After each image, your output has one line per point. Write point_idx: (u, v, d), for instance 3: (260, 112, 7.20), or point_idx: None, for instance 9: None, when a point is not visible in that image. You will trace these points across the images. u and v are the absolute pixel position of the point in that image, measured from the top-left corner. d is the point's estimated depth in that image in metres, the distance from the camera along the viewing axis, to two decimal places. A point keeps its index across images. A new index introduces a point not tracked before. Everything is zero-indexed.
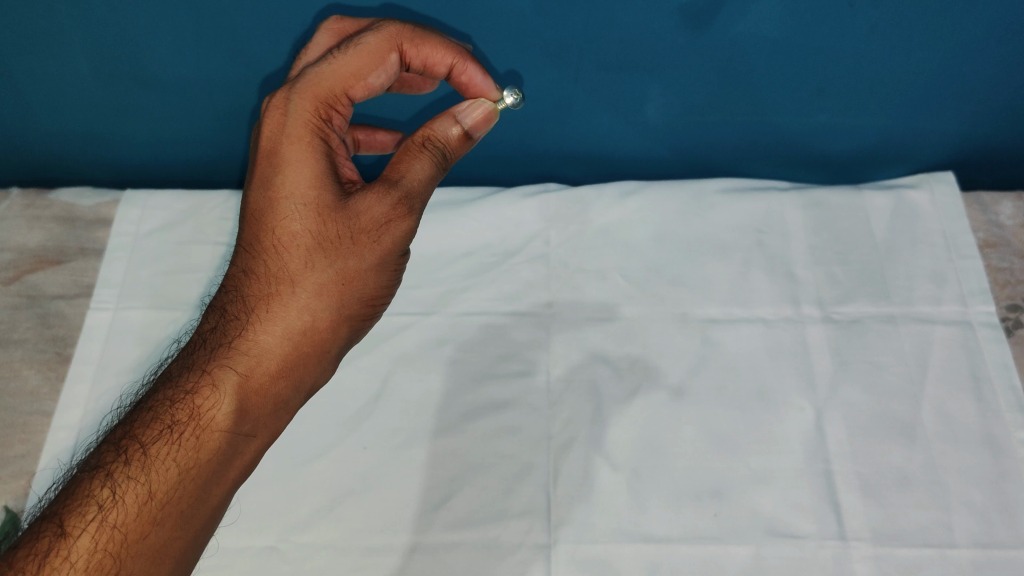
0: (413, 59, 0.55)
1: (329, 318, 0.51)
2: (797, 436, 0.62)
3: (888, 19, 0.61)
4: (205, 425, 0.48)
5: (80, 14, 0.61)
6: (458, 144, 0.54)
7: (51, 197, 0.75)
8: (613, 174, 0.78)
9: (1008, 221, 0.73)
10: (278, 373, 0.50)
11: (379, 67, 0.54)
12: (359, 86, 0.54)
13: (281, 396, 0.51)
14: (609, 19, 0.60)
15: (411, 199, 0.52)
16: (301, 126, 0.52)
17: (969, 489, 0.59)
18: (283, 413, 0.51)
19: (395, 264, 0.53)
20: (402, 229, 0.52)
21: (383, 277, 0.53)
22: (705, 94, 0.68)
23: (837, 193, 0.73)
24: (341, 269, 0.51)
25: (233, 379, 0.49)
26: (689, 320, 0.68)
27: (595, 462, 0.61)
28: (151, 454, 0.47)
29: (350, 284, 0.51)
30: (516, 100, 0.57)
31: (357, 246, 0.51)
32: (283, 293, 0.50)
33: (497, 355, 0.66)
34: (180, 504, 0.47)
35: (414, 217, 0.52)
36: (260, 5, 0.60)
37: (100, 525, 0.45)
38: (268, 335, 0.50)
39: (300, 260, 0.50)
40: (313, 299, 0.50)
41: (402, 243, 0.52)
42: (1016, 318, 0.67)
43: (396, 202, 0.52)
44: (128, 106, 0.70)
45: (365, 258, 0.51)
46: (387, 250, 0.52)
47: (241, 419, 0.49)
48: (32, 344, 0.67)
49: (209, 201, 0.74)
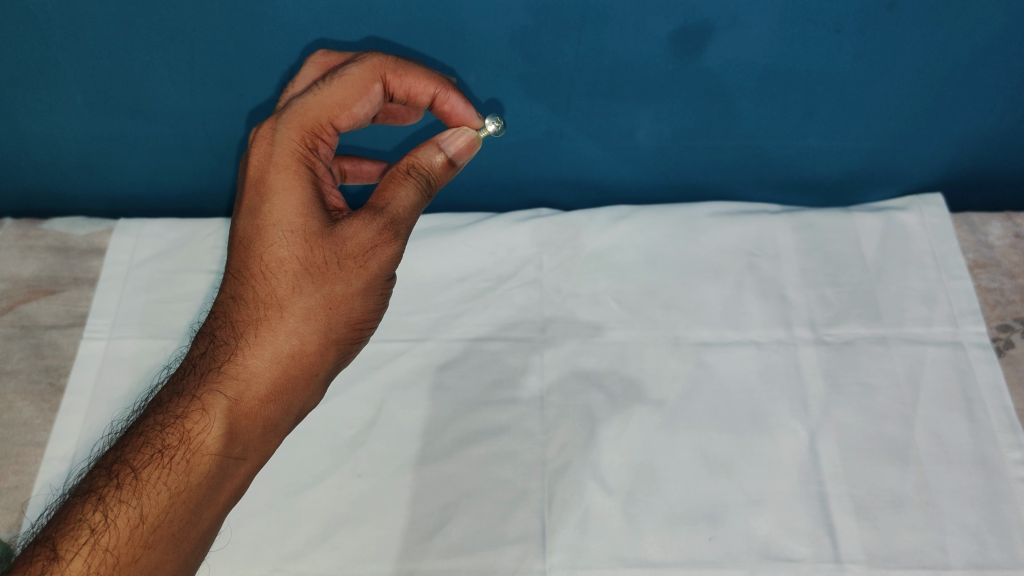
0: (397, 90, 0.56)
1: (317, 341, 0.51)
2: (791, 458, 0.62)
3: (873, 46, 0.61)
4: (195, 449, 0.48)
5: (72, 46, 0.61)
6: (442, 171, 0.55)
7: (45, 227, 0.75)
8: (606, 199, 0.79)
9: (997, 241, 0.73)
10: (267, 398, 0.50)
11: (363, 98, 0.54)
12: (344, 116, 0.54)
13: (270, 418, 0.50)
14: (600, 47, 0.61)
15: (397, 225, 0.52)
16: (288, 154, 0.52)
17: (963, 510, 0.60)
18: (273, 435, 0.51)
19: (383, 287, 0.53)
20: (389, 253, 0.52)
21: (372, 301, 0.53)
22: (696, 119, 0.68)
23: (827, 216, 0.74)
24: (328, 294, 0.51)
25: (223, 404, 0.49)
26: (682, 343, 0.68)
27: (589, 486, 0.61)
28: (143, 478, 0.47)
29: (337, 308, 0.51)
30: (497, 128, 0.57)
31: (344, 271, 0.51)
32: (271, 318, 0.50)
33: (491, 381, 0.66)
34: (171, 527, 0.47)
35: (400, 241, 0.52)
36: (252, 37, 0.60)
37: (92, 549, 0.46)
38: (255, 360, 0.50)
39: (288, 285, 0.50)
40: (300, 323, 0.50)
41: (389, 268, 0.52)
42: (1007, 338, 0.68)
43: (382, 227, 0.52)
44: (122, 136, 0.70)
45: (352, 282, 0.51)
46: (374, 273, 0.52)
47: (230, 443, 0.49)
48: (26, 375, 0.67)
49: (201, 230, 0.74)
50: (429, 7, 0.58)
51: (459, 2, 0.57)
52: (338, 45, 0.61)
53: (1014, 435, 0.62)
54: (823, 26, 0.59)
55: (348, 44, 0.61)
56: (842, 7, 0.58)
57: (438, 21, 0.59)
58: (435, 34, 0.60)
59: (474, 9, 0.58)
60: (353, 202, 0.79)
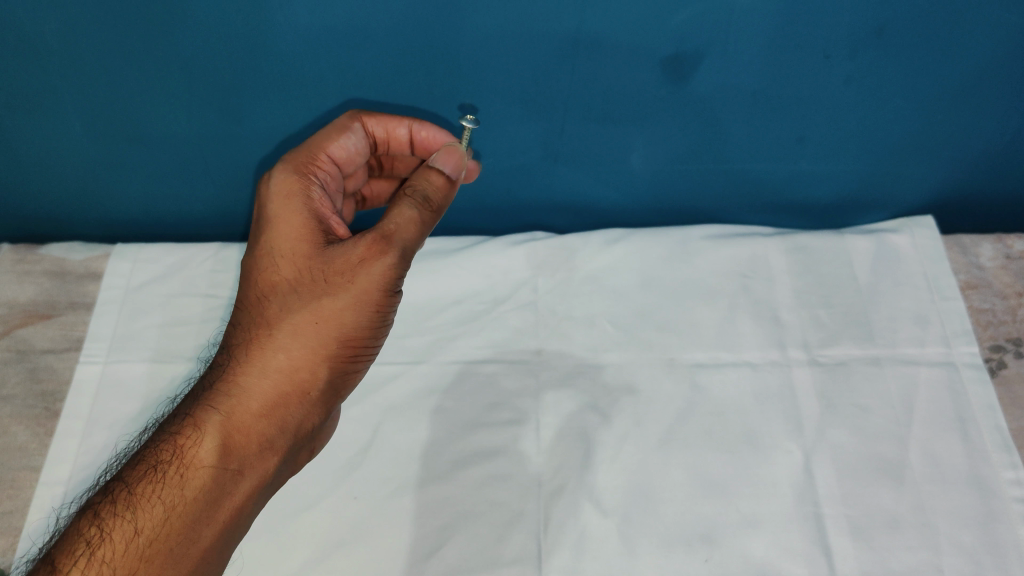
0: (375, 128, 0.60)
1: (307, 355, 0.51)
2: (787, 478, 0.62)
3: (863, 71, 0.62)
4: (188, 463, 0.48)
5: (72, 72, 0.62)
6: (440, 189, 0.55)
7: (42, 252, 0.75)
8: (600, 222, 0.79)
9: (988, 262, 0.74)
10: (260, 414, 0.50)
11: (343, 131, 0.58)
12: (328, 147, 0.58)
13: (265, 434, 0.50)
14: (593, 74, 0.62)
15: (389, 239, 0.51)
16: (283, 180, 0.54)
17: (958, 530, 0.60)
18: (270, 453, 0.50)
19: (381, 303, 0.52)
20: (381, 268, 0.51)
21: (366, 316, 0.52)
22: (687, 144, 0.69)
23: (819, 238, 0.74)
24: (315, 308, 0.51)
25: (216, 420, 0.50)
26: (677, 364, 0.68)
27: (584, 508, 0.61)
28: (138, 494, 0.48)
29: (328, 323, 0.51)
30: (471, 120, 0.57)
31: (331, 286, 0.51)
32: (263, 336, 0.51)
33: (486, 404, 0.66)
34: (168, 542, 0.47)
35: (394, 255, 0.51)
36: (249, 65, 0.61)
37: (89, 561, 0.46)
38: (248, 377, 0.50)
39: (278, 304, 0.51)
40: (289, 339, 0.51)
41: (383, 282, 0.51)
42: (1000, 358, 0.68)
43: (372, 242, 0.51)
44: (120, 163, 0.70)
45: (340, 296, 0.50)
46: (365, 288, 0.51)
47: (224, 458, 0.49)
48: (21, 399, 0.67)
49: (198, 255, 0.75)
50: (426, 35, 0.58)
51: (455, 30, 0.58)
52: (335, 72, 0.62)
53: (1008, 455, 0.63)
54: (812, 52, 0.60)
55: (345, 72, 0.62)
56: (831, 32, 0.59)
57: (434, 50, 0.60)
58: (431, 62, 0.61)
59: (470, 36, 0.59)
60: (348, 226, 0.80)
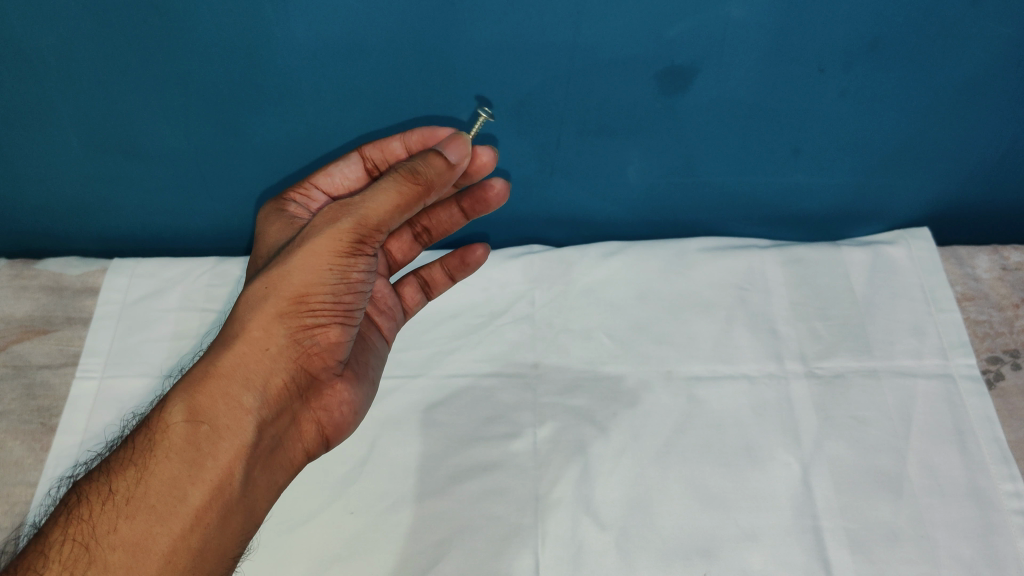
0: (372, 155, 0.64)
1: (266, 317, 0.52)
2: (785, 491, 0.62)
3: (857, 84, 0.63)
4: (160, 427, 0.51)
5: (69, 87, 0.62)
6: (435, 162, 0.53)
7: (39, 267, 0.76)
8: (597, 235, 0.80)
9: (984, 274, 0.74)
10: (223, 376, 0.52)
11: (341, 163, 0.64)
12: (322, 177, 0.64)
13: (231, 394, 0.52)
14: (589, 88, 0.62)
15: (346, 208, 0.52)
16: (272, 206, 0.62)
17: (958, 543, 0.59)
18: (241, 412, 0.51)
19: (338, 262, 0.52)
20: (332, 231, 0.52)
21: (321, 274, 0.52)
22: (683, 157, 0.69)
23: (816, 250, 0.74)
24: (269, 275, 0.52)
25: (184, 388, 0.52)
26: (674, 377, 0.68)
27: (583, 522, 0.61)
28: (117, 460, 0.51)
29: (283, 286, 0.52)
30: (483, 113, 0.58)
31: (284, 253, 0.53)
32: (230, 310, 0.54)
33: (484, 418, 0.66)
34: (149, 499, 0.49)
35: (349, 220, 0.52)
36: (246, 80, 0.61)
37: (70, 521, 0.49)
38: (216, 347, 0.53)
39: (247, 286, 0.54)
40: (249, 306, 0.53)
41: (335, 242, 0.52)
42: (997, 369, 0.68)
43: (329, 215, 0.53)
44: (118, 177, 0.71)
45: (290, 259, 0.52)
46: (314, 249, 0.52)
47: (194, 419, 0.51)
48: (17, 415, 0.66)
49: (196, 269, 0.75)
50: (421, 48, 0.59)
51: (451, 44, 0.58)
52: (331, 87, 0.62)
53: (1007, 467, 0.62)
54: (807, 66, 0.61)
55: (341, 87, 0.62)
56: (825, 46, 0.59)
57: (430, 64, 0.60)
58: (427, 77, 0.61)
59: (465, 51, 0.59)
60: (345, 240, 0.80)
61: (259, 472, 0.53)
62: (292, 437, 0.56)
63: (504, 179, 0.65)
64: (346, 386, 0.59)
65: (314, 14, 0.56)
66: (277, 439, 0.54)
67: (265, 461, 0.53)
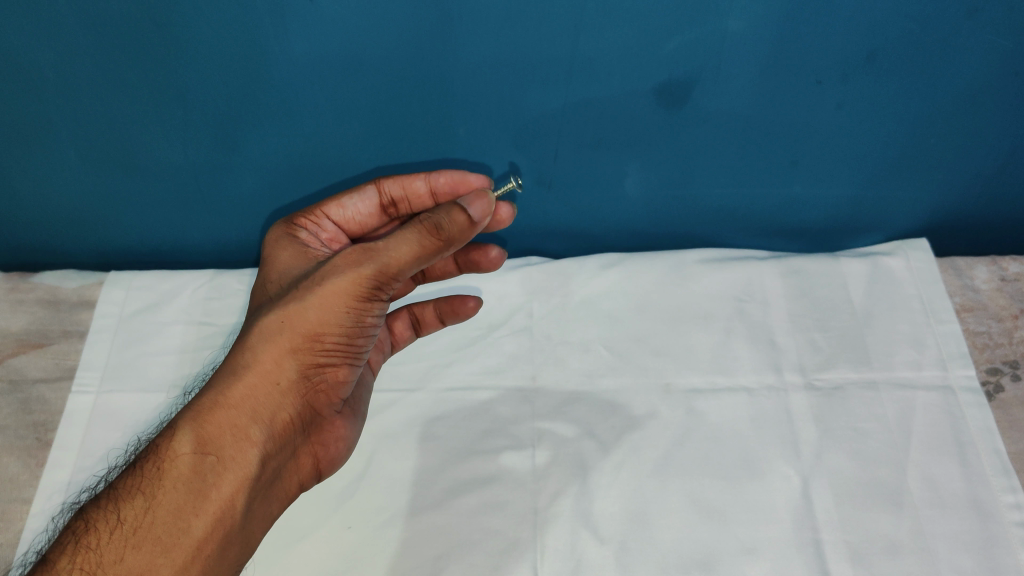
0: (390, 190, 0.63)
1: (279, 352, 0.52)
2: (785, 505, 0.62)
3: (855, 96, 0.63)
4: (167, 455, 0.50)
5: (66, 101, 0.62)
6: (462, 226, 0.51)
7: (35, 281, 0.75)
8: (595, 248, 0.79)
9: (983, 284, 0.74)
10: (232, 407, 0.51)
11: (356, 193, 0.63)
12: (334, 206, 0.62)
13: (239, 425, 0.51)
14: (587, 100, 0.62)
15: (369, 250, 0.51)
16: (279, 225, 0.60)
17: (959, 556, 0.59)
18: (247, 444, 0.51)
19: (355, 304, 0.52)
20: (352, 271, 0.51)
21: (338, 315, 0.52)
22: (682, 169, 0.69)
23: (814, 261, 0.74)
24: (285, 309, 0.52)
25: (191, 415, 0.51)
26: (672, 390, 0.68)
27: (582, 536, 0.61)
28: (122, 487, 0.50)
29: (299, 320, 0.52)
30: (513, 182, 0.61)
31: (301, 289, 0.52)
32: (240, 338, 0.53)
33: (482, 431, 0.66)
34: (154, 530, 0.48)
35: (370, 266, 0.51)
36: (243, 95, 0.61)
37: (74, 550, 0.48)
38: (224, 375, 0.52)
39: (258, 314, 0.54)
40: (261, 337, 0.52)
41: (354, 288, 0.51)
42: (997, 381, 0.68)
43: (349, 252, 0.52)
44: (114, 191, 0.70)
45: (309, 296, 0.52)
46: (334, 289, 0.51)
47: (202, 449, 0.50)
48: (13, 429, 0.66)
49: (192, 282, 0.75)
50: (419, 61, 0.59)
51: (447, 58, 0.58)
52: (329, 101, 0.62)
53: (1007, 479, 0.62)
54: (804, 77, 0.61)
55: (339, 102, 0.62)
56: (823, 58, 0.59)
57: (427, 78, 0.60)
58: (425, 91, 0.61)
59: (463, 64, 0.59)
60: None
61: (258, 504, 0.53)
62: (289, 469, 0.56)
63: (500, 248, 0.65)
64: (343, 421, 0.59)
65: (311, 28, 0.56)
66: (276, 471, 0.54)
67: (265, 492, 0.53)
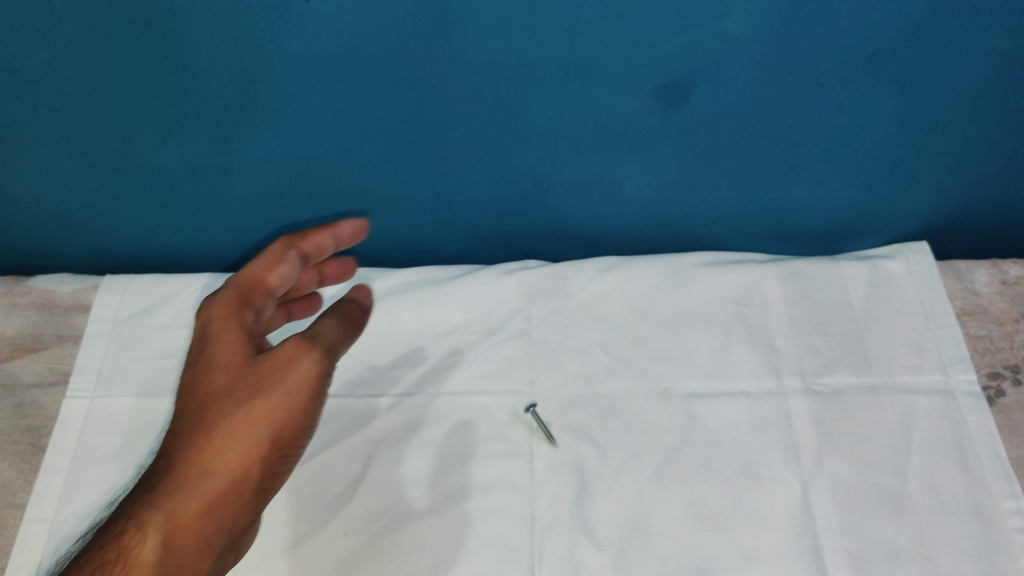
0: (309, 249, 0.57)
1: (245, 453, 0.48)
2: (785, 511, 0.61)
3: (855, 98, 0.62)
4: (131, 565, 0.46)
5: (59, 104, 0.62)
6: (358, 312, 0.56)
7: (29, 284, 0.75)
8: (594, 251, 0.79)
9: (983, 288, 0.73)
10: (200, 512, 0.47)
11: (283, 263, 0.55)
12: (272, 277, 0.54)
13: (206, 535, 0.48)
14: (585, 102, 0.62)
15: (314, 340, 0.51)
16: (225, 303, 0.52)
17: (960, 562, 0.58)
18: (209, 554, 0.48)
19: (311, 401, 0.50)
20: (311, 364, 0.50)
21: (295, 416, 0.49)
22: (681, 172, 0.69)
23: (813, 265, 0.74)
24: (248, 406, 0.48)
25: (156, 521, 0.47)
26: (671, 395, 0.67)
27: (580, 542, 0.60)
28: None
29: (262, 419, 0.49)
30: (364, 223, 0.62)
31: (259, 383, 0.49)
32: (194, 436, 0.48)
33: (479, 436, 0.65)
34: None
35: (320, 356, 0.50)
36: (239, 98, 0.61)
37: None
38: (179, 478, 0.48)
39: (216, 406, 0.49)
40: (225, 436, 0.48)
41: (313, 377, 0.50)
42: (998, 386, 0.67)
43: (299, 341, 0.50)
44: (109, 194, 0.70)
45: (269, 395, 0.49)
46: (294, 384, 0.49)
47: (165, 559, 0.46)
48: (6, 435, 0.66)
49: (188, 285, 0.74)
50: (416, 63, 0.58)
51: (444, 60, 0.58)
52: (325, 103, 0.61)
53: (1008, 484, 0.62)
54: (804, 79, 0.60)
55: (335, 104, 0.61)
56: (823, 61, 0.59)
57: (424, 80, 0.60)
58: (422, 93, 0.61)
59: (460, 66, 0.58)
60: None
61: None
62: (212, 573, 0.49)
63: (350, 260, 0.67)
64: None
65: (307, 30, 0.56)
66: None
67: None
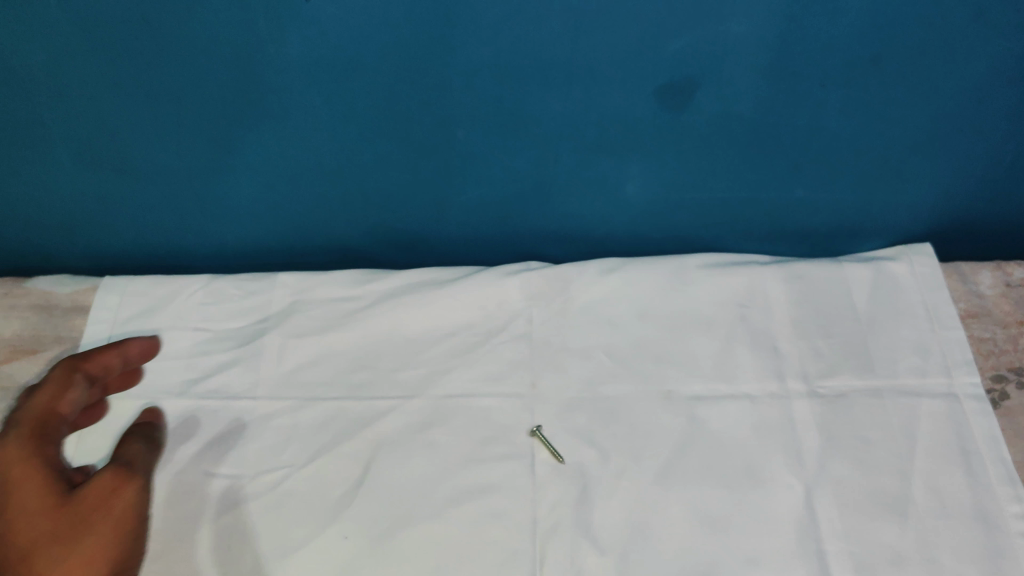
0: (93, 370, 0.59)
1: None
2: (788, 515, 0.61)
3: (858, 99, 0.62)
4: None
5: (58, 104, 0.61)
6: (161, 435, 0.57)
7: (29, 285, 0.75)
8: (597, 252, 0.78)
9: (988, 290, 0.73)
10: None
11: (73, 388, 0.55)
12: (65, 404, 0.54)
13: None
14: (587, 103, 0.61)
15: (132, 467, 0.48)
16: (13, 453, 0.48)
17: (964, 567, 0.58)
18: None
19: (140, 528, 0.46)
20: (133, 491, 0.47)
21: (128, 544, 0.45)
22: (684, 173, 0.68)
23: (817, 266, 0.73)
24: (82, 541, 0.44)
25: None
26: (674, 398, 0.67)
27: (582, 547, 0.60)
28: None
29: (99, 553, 0.44)
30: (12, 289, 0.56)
31: (85, 518, 0.45)
32: None
33: (480, 439, 0.65)
34: None
35: (142, 481, 0.48)
36: (238, 98, 0.60)
37: None
38: None
39: (39, 554, 0.44)
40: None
41: (141, 501, 0.47)
42: (1002, 388, 0.67)
43: (116, 471, 0.47)
44: (108, 195, 0.70)
45: (100, 525, 0.45)
46: (127, 507, 0.46)
47: None
48: None
49: (187, 287, 0.74)
50: (417, 63, 0.58)
51: (446, 60, 0.58)
52: (325, 103, 0.61)
53: (1013, 488, 0.61)
54: (808, 79, 0.60)
55: (335, 104, 0.61)
56: (826, 61, 0.58)
57: (425, 80, 0.59)
58: (423, 93, 0.60)
59: (462, 67, 0.58)
60: (337, 258, 0.78)
61: None
62: None
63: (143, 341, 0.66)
64: None
65: (307, 30, 0.55)
66: None
67: None
